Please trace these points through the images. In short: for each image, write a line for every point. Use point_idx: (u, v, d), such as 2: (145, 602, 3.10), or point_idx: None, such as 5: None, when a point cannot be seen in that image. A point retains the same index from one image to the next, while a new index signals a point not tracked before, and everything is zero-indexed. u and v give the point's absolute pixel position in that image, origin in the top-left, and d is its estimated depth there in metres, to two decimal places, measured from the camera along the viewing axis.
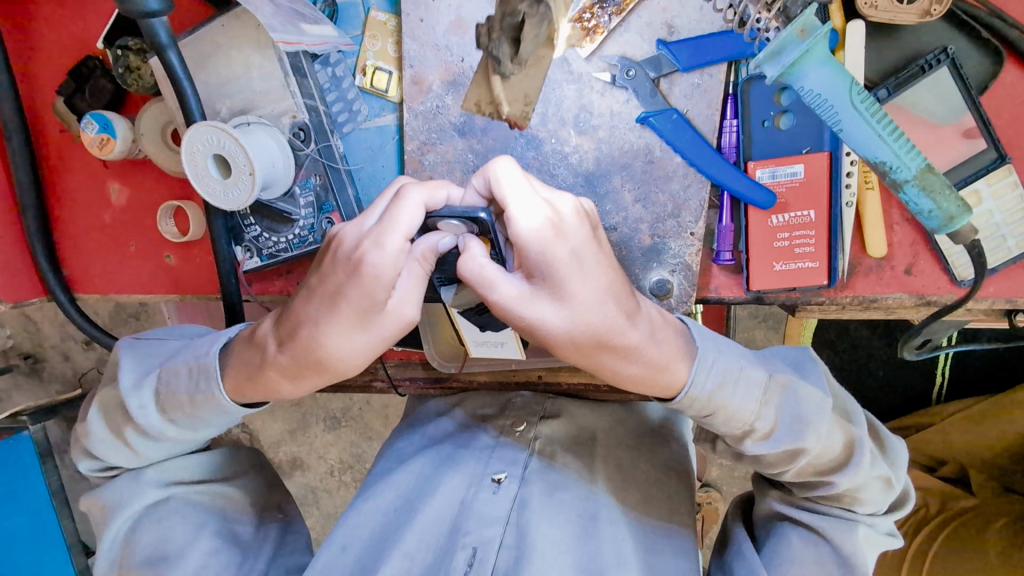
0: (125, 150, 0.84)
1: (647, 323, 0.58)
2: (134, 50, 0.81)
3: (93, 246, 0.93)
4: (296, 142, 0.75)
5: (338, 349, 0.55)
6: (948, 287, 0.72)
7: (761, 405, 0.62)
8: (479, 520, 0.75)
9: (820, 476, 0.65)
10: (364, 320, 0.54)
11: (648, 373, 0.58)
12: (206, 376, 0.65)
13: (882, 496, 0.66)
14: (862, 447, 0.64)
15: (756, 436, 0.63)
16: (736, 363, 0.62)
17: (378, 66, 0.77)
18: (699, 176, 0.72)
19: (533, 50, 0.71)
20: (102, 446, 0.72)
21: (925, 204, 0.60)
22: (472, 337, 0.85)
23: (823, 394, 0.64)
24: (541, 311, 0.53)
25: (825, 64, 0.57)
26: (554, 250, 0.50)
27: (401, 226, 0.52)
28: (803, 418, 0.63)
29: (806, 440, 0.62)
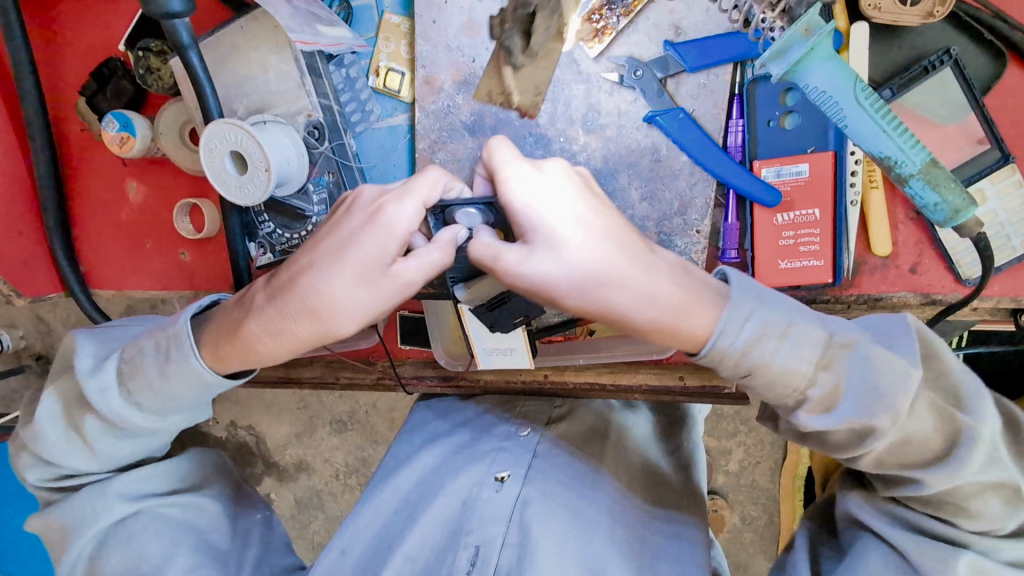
0: (143, 148, 0.86)
1: (660, 270, 0.56)
2: (155, 51, 0.83)
3: (111, 243, 0.95)
4: (311, 140, 0.78)
5: (327, 294, 0.57)
6: (952, 286, 0.73)
7: (818, 368, 0.56)
8: (479, 519, 0.74)
9: (909, 474, 0.58)
10: (371, 271, 0.56)
11: (662, 320, 0.55)
12: (178, 344, 0.65)
13: (1002, 514, 0.57)
14: (956, 436, 0.56)
15: (811, 407, 0.57)
16: (782, 316, 0.56)
17: (392, 67, 0.79)
18: (705, 175, 0.73)
19: (544, 45, 0.74)
20: (58, 449, 0.71)
21: (930, 198, 0.61)
22: (482, 341, 0.85)
23: (901, 362, 0.55)
24: (540, 266, 0.54)
25: (831, 61, 0.59)
26: (546, 209, 0.55)
27: (415, 191, 0.57)
28: (873, 386, 0.55)
29: (877, 418, 0.55)
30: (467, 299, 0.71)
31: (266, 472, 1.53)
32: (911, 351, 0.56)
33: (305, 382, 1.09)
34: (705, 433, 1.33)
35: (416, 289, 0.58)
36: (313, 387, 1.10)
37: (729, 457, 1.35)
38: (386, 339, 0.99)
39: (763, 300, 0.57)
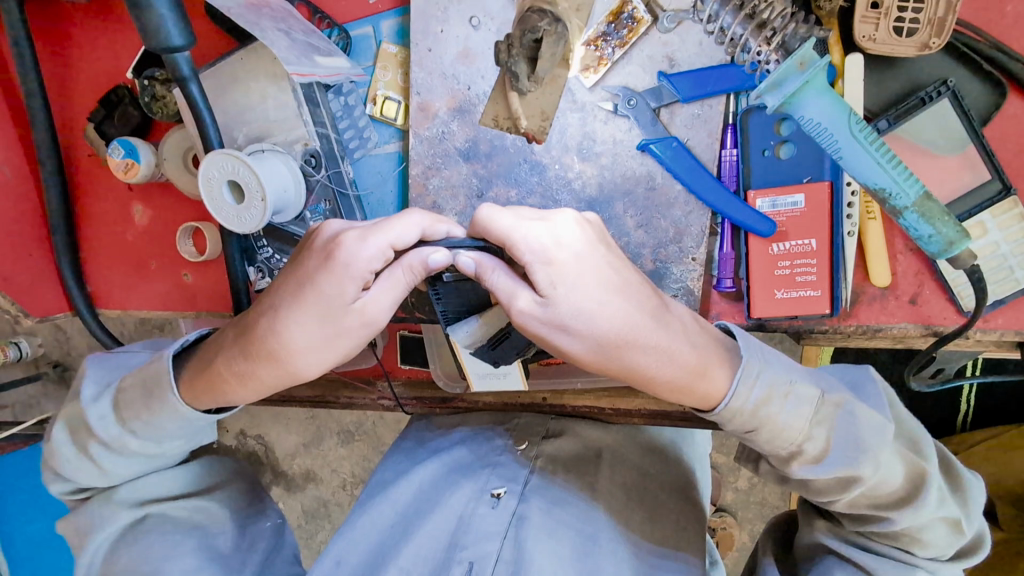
0: (148, 174, 0.88)
1: (677, 328, 0.59)
2: (160, 80, 0.86)
3: (115, 264, 0.97)
4: (307, 168, 0.78)
5: (291, 335, 0.58)
6: (953, 317, 0.71)
7: (812, 424, 0.60)
8: (474, 535, 0.75)
9: (878, 512, 0.62)
10: (331, 311, 0.57)
11: (675, 382, 0.58)
12: (160, 378, 0.66)
13: (948, 539, 0.63)
14: (922, 480, 0.61)
15: (804, 459, 0.61)
16: (786, 377, 0.60)
17: (388, 96, 0.80)
18: (699, 204, 0.73)
19: (549, 71, 0.73)
20: (68, 466, 0.71)
21: (925, 229, 0.59)
22: (474, 368, 0.86)
23: (880, 417, 0.61)
24: (559, 322, 0.55)
25: (825, 93, 0.57)
26: (563, 260, 0.54)
27: (383, 231, 0.56)
28: (858, 442, 0.60)
29: (861, 468, 0.59)
30: (467, 341, 0.68)
31: (274, 481, 1.54)
32: (884, 406, 0.62)
33: (306, 401, 1.10)
34: (711, 451, 1.32)
35: (382, 322, 0.59)
36: (314, 405, 1.11)
37: (737, 473, 1.33)
38: (384, 357, 1.00)
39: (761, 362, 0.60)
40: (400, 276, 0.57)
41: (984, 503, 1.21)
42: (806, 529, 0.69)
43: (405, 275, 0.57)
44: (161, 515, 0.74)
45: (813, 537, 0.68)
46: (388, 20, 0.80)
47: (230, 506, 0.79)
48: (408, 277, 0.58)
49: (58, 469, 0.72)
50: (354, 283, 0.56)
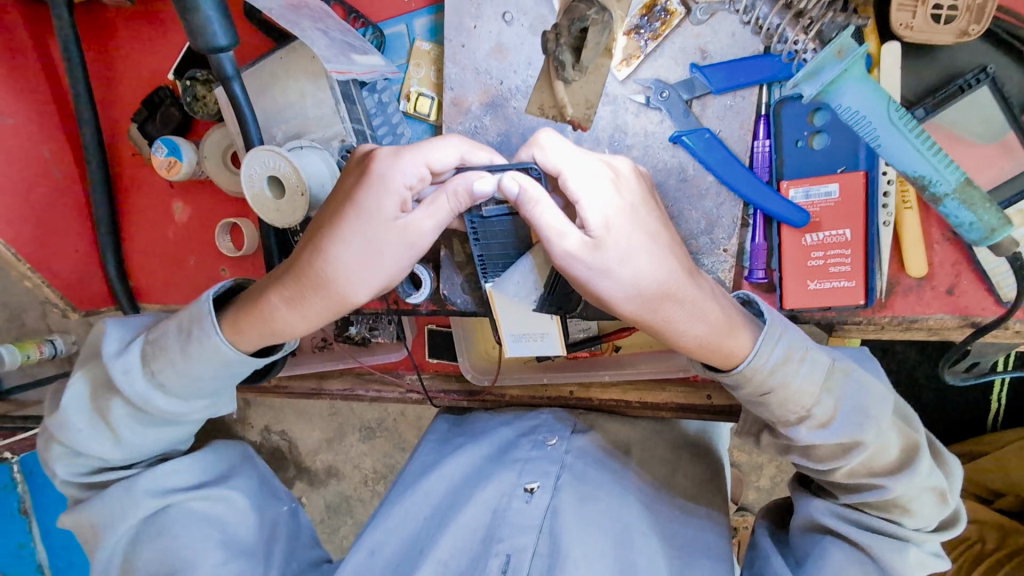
0: (189, 171, 0.90)
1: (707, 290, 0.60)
2: (201, 80, 0.88)
3: (155, 259, 1.01)
4: (344, 163, 0.80)
5: (332, 255, 0.59)
6: (992, 308, 0.70)
7: (821, 390, 0.62)
8: (512, 527, 0.77)
9: (873, 477, 0.63)
10: (370, 228, 0.59)
11: (703, 341, 0.59)
12: (199, 318, 0.67)
13: (935, 511, 0.64)
14: (915, 448, 0.63)
15: (811, 423, 0.62)
16: (802, 343, 0.61)
17: (422, 92, 0.82)
18: (731, 195, 0.73)
19: (595, 61, 0.74)
20: (84, 437, 0.73)
21: (966, 216, 0.59)
22: (509, 325, 0.81)
23: (883, 388, 0.63)
24: (610, 265, 0.56)
25: (864, 81, 0.57)
26: (613, 203, 0.56)
27: (426, 150, 0.60)
28: (863, 409, 0.62)
29: (864, 433, 0.61)
30: (522, 290, 0.73)
31: (299, 476, 1.57)
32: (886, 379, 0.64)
33: (335, 394, 1.12)
34: (735, 449, 1.31)
35: (427, 241, 0.61)
36: (343, 398, 1.13)
37: (760, 473, 1.32)
38: (413, 350, 1.02)
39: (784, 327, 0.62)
40: (443, 194, 0.59)
41: (1015, 505, 1.18)
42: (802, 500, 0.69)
43: (450, 201, 0.59)
44: (179, 508, 0.74)
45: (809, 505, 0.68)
46: (422, 18, 0.81)
47: (248, 494, 0.79)
48: (451, 196, 0.59)
49: (68, 442, 0.73)
50: (396, 199, 0.59)
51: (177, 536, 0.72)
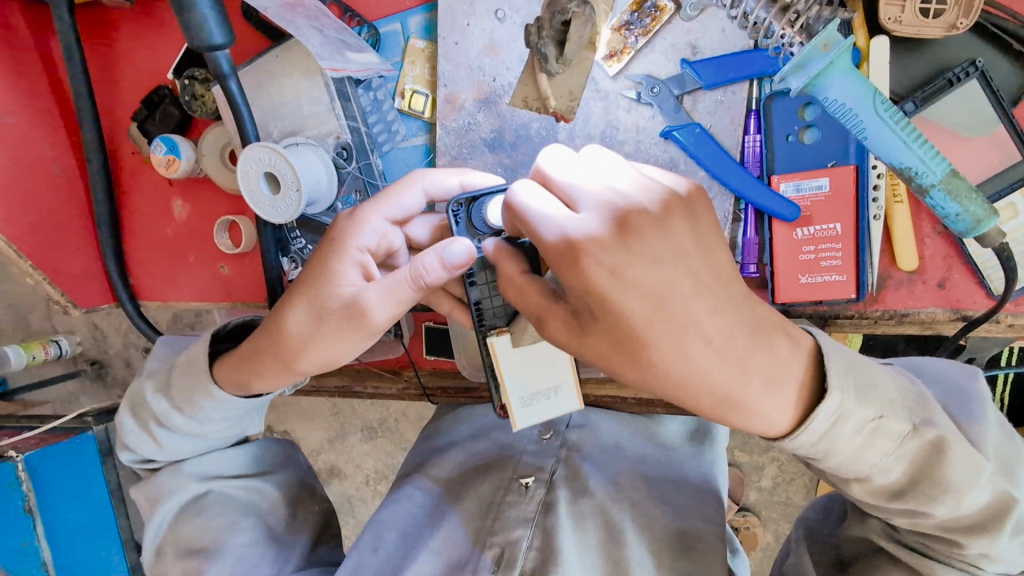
0: (188, 169, 0.92)
1: (761, 370, 0.51)
2: (199, 80, 0.90)
3: (156, 258, 1.02)
4: (339, 160, 0.81)
5: (289, 325, 0.66)
6: (984, 301, 0.70)
7: (892, 461, 0.53)
8: (507, 521, 0.76)
9: (943, 534, 0.54)
10: (325, 294, 0.65)
11: (763, 393, 0.51)
12: (196, 359, 0.72)
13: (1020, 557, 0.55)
14: (1005, 510, 0.53)
15: (870, 487, 0.54)
16: (876, 417, 0.52)
17: (416, 89, 0.83)
18: (723, 190, 0.74)
19: (577, 53, 0.74)
20: (132, 439, 0.75)
21: (953, 207, 0.59)
22: (516, 388, 0.67)
23: (977, 458, 0.52)
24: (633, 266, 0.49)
25: (849, 74, 0.57)
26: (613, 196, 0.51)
27: (390, 203, 0.70)
28: (944, 484, 0.52)
29: (936, 505, 0.53)
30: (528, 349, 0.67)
31: None
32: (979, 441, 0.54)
33: (337, 392, 1.14)
34: (734, 448, 1.31)
35: (375, 314, 0.63)
36: (344, 396, 1.15)
37: (760, 472, 1.32)
38: (410, 348, 1.03)
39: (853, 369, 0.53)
40: (401, 272, 0.62)
41: None
42: (855, 524, 0.62)
43: (405, 275, 0.62)
44: (219, 494, 0.76)
45: (862, 532, 0.61)
46: (416, 16, 0.82)
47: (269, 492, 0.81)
48: (409, 274, 0.61)
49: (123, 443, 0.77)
50: (354, 259, 0.67)
51: (213, 517, 0.74)
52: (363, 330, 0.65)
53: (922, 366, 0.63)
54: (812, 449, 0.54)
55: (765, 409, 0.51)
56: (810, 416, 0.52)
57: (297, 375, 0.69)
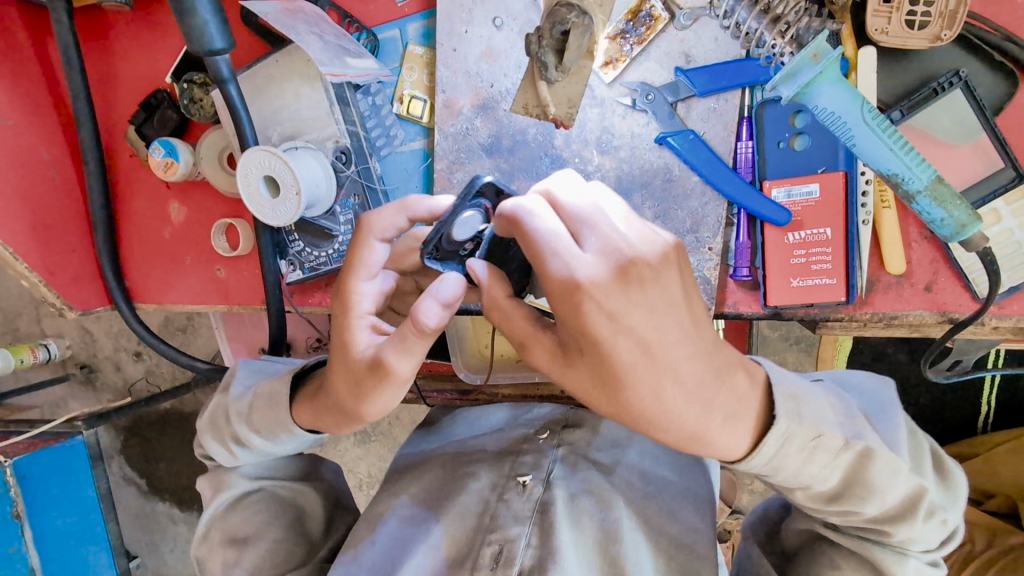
0: (186, 172, 0.92)
1: (717, 404, 0.56)
2: (198, 83, 0.91)
3: (152, 261, 1.02)
4: (338, 164, 0.82)
5: (335, 391, 0.69)
6: (969, 304, 0.72)
7: (831, 470, 0.60)
8: (505, 518, 0.77)
9: (873, 524, 0.62)
10: (349, 366, 0.67)
11: (726, 423, 0.57)
12: (274, 395, 0.77)
13: (940, 534, 0.63)
14: (922, 500, 0.61)
15: (813, 494, 0.62)
16: (815, 432, 0.59)
17: (414, 95, 0.84)
18: (716, 195, 0.75)
19: (576, 61, 0.76)
20: (212, 441, 0.81)
21: (938, 213, 0.61)
22: None
23: (898, 459, 0.60)
24: (639, 301, 0.53)
25: (838, 83, 0.59)
26: (618, 234, 0.55)
27: (359, 267, 0.70)
28: (872, 486, 0.60)
29: (865, 504, 0.61)
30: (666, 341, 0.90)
31: None
32: (898, 439, 0.62)
33: None
34: None
35: (393, 370, 0.63)
36: None
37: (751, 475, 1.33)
38: None
39: (797, 400, 0.60)
40: (404, 327, 0.62)
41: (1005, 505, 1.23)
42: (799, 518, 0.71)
43: (406, 329, 0.62)
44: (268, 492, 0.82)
45: (804, 524, 0.70)
46: (414, 23, 0.83)
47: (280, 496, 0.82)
48: (410, 324, 0.61)
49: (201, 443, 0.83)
50: (362, 327, 0.68)
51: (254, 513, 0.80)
52: (392, 386, 0.65)
53: (845, 379, 0.71)
54: (764, 468, 0.60)
55: (725, 441, 0.58)
56: (763, 441, 0.59)
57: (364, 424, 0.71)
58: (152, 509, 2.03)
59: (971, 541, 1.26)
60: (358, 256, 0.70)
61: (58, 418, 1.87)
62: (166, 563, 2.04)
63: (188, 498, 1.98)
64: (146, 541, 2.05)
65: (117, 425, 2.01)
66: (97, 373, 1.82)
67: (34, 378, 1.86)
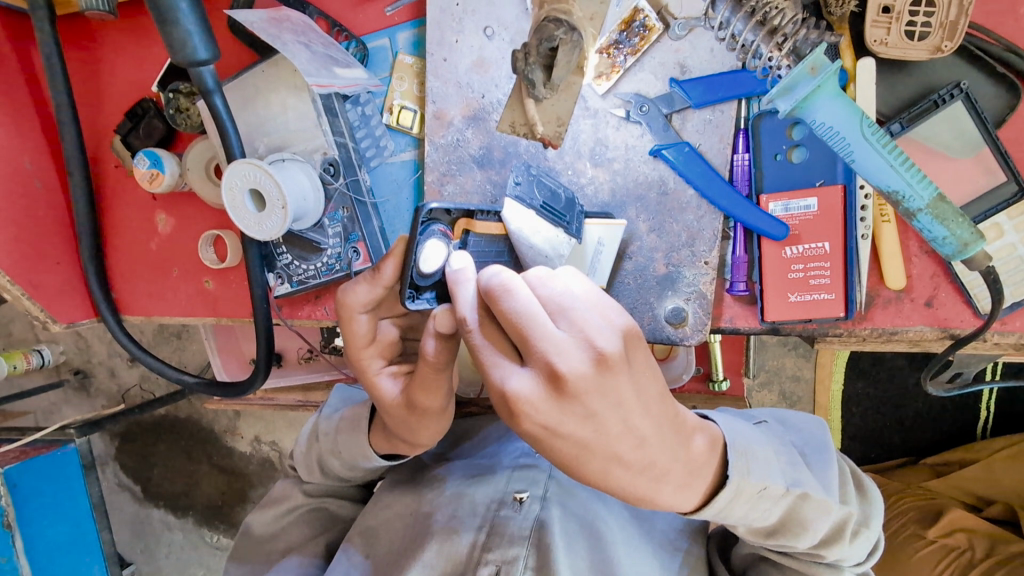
0: (172, 183, 0.90)
1: (662, 469, 0.54)
2: (184, 93, 0.89)
3: (139, 271, 1.00)
4: (326, 176, 0.81)
5: (391, 425, 0.72)
6: (971, 320, 0.70)
7: (770, 514, 0.63)
8: (503, 538, 0.75)
9: (812, 551, 0.67)
10: (391, 416, 0.71)
11: (681, 483, 0.57)
12: (353, 422, 0.80)
13: (864, 549, 0.70)
14: (849, 526, 0.66)
15: (754, 530, 0.66)
16: (761, 485, 0.61)
17: (404, 105, 0.82)
18: (712, 208, 0.73)
19: (565, 78, 0.65)
20: (299, 455, 0.87)
21: (939, 231, 0.59)
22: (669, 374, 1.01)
23: (828, 499, 0.64)
24: (570, 419, 0.49)
25: (837, 98, 0.57)
26: (553, 348, 0.49)
27: (350, 336, 0.70)
28: (805, 522, 0.64)
29: (799, 539, 0.65)
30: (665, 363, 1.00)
31: None
32: (830, 475, 0.67)
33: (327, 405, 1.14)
34: None
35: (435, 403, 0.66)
36: None
37: None
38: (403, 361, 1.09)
39: (746, 456, 0.61)
40: (423, 371, 0.63)
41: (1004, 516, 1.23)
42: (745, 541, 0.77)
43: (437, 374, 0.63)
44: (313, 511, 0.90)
45: (749, 548, 0.76)
46: (405, 32, 0.82)
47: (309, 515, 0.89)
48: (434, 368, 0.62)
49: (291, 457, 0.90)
50: (386, 380, 0.71)
51: (292, 528, 0.88)
52: (435, 414, 0.68)
53: (787, 418, 0.75)
54: (714, 516, 0.62)
55: (670, 499, 0.57)
56: (715, 494, 0.60)
57: (426, 447, 0.75)
58: (146, 515, 2.01)
59: (970, 547, 1.22)
60: (349, 330, 0.70)
61: (52, 424, 1.85)
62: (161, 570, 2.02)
63: (183, 504, 1.96)
64: (140, 548, 2.03)
65: (110, 431, 1.99)
66: (91, 379, 1.80)
67: (26, 383, 1.84)
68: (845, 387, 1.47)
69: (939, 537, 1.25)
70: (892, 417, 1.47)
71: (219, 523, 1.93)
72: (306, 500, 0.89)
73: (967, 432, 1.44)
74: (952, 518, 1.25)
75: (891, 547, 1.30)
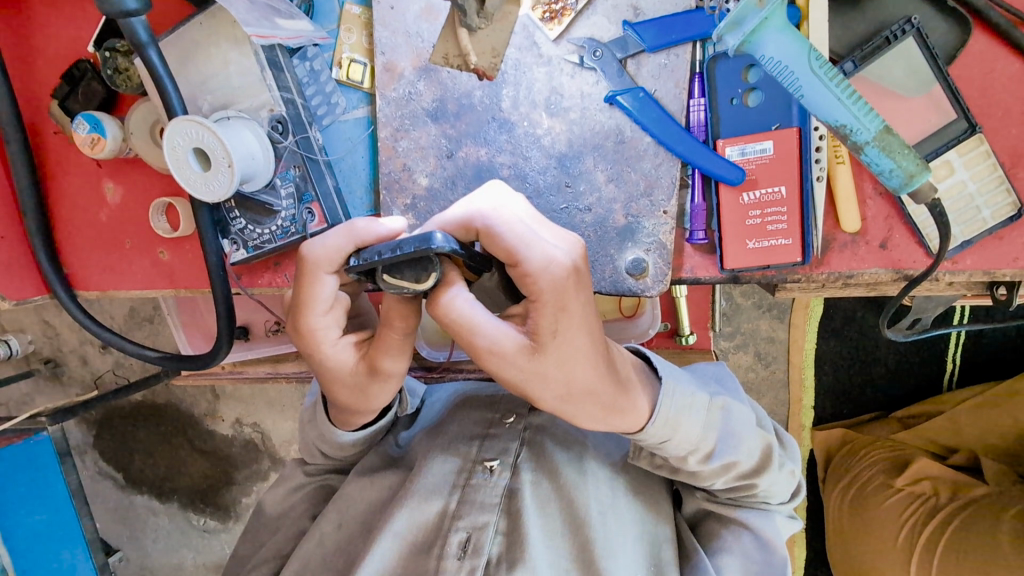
0: (115, 149, 0.87)
1: (620, 373, 0.63)
2: (121, 52, 0.84)
3: (90, 245, 0.97)
4: (275, 135, 0.78)
5: (361, 394, 0.70)
6: (924, 260, 0.71)
7: (705, 427, 0.68)
8: (473, 504, 0.75)
9: (746, 479, 0.72)
10: (356, 386, 0.70)
11: (629, 386, 0.63)
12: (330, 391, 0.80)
13: (787, 487, 0.77)
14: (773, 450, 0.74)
15: (699, 456, 0.69)
16: (690, 392, 0.68)
17: (353, 58, 0.79)
18: (669, 155, 0.72)
19: (499, 7, 0.73)
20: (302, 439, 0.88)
21: (886, 163, 0.59)
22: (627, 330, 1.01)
23: (745, 409, 0.73)
24: (578, 339, 0.57)
25: (785, 31, 0.57)
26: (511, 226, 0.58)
27: (314, 301, 0.65)
28: (735, 434, 0.71)
29: (739, 454, 0.70)
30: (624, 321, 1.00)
31: None
32: (741, 395, 0.76)
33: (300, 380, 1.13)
34: None
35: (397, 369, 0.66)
36: None
37: None
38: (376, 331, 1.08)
39: (669, 372, 0.69)
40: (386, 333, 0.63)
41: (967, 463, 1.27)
42: (687, 498, 0.82)
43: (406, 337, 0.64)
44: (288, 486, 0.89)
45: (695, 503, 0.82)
46: None
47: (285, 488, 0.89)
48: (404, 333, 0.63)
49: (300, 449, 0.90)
50: (343, 350, 0.68)
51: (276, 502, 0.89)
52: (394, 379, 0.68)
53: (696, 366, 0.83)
54: (663, 434, 0.66)
55: (628, 405, 0.63)
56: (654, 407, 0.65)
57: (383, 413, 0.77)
58: (131, 502, 1.99)
59: (935, 494, 1.25)
60: (309, 292, 0.65)
61: (25, 413, 1.83)
62: (150, 556, 2.01)
63: (167, 489, 1.95)
64: (128, 535, 2.02)
65: (86, 419, 1.96)
66: (62, 367, 1.76)
67: None
68: (816, 345, 1.50)
69: (906, 486, 1.29)
70: (860, 372, 1.50)
71: (205, 506, 1.92)
72: (309, 480, 0.89)
73: (931, 385, 1.48)
74: (918, 467, 1.29)
75: (862, 496, 1.35)
